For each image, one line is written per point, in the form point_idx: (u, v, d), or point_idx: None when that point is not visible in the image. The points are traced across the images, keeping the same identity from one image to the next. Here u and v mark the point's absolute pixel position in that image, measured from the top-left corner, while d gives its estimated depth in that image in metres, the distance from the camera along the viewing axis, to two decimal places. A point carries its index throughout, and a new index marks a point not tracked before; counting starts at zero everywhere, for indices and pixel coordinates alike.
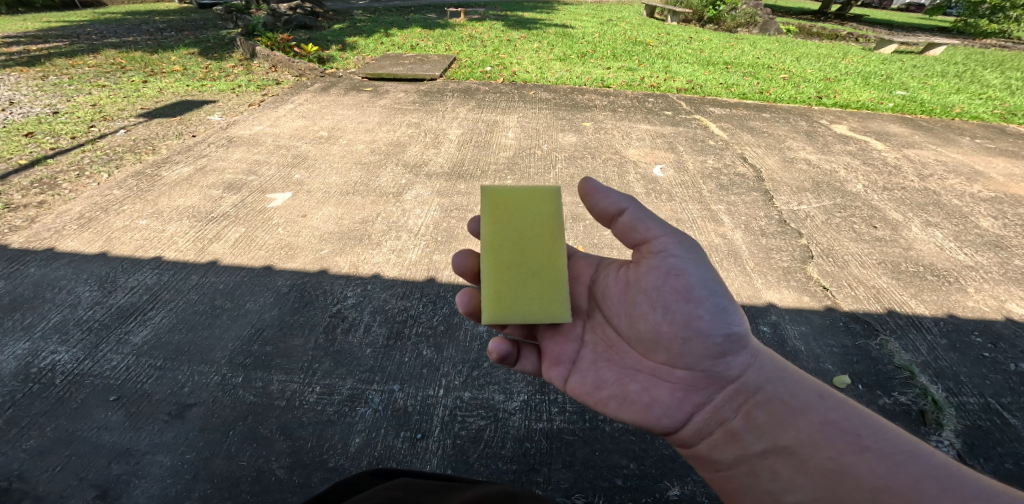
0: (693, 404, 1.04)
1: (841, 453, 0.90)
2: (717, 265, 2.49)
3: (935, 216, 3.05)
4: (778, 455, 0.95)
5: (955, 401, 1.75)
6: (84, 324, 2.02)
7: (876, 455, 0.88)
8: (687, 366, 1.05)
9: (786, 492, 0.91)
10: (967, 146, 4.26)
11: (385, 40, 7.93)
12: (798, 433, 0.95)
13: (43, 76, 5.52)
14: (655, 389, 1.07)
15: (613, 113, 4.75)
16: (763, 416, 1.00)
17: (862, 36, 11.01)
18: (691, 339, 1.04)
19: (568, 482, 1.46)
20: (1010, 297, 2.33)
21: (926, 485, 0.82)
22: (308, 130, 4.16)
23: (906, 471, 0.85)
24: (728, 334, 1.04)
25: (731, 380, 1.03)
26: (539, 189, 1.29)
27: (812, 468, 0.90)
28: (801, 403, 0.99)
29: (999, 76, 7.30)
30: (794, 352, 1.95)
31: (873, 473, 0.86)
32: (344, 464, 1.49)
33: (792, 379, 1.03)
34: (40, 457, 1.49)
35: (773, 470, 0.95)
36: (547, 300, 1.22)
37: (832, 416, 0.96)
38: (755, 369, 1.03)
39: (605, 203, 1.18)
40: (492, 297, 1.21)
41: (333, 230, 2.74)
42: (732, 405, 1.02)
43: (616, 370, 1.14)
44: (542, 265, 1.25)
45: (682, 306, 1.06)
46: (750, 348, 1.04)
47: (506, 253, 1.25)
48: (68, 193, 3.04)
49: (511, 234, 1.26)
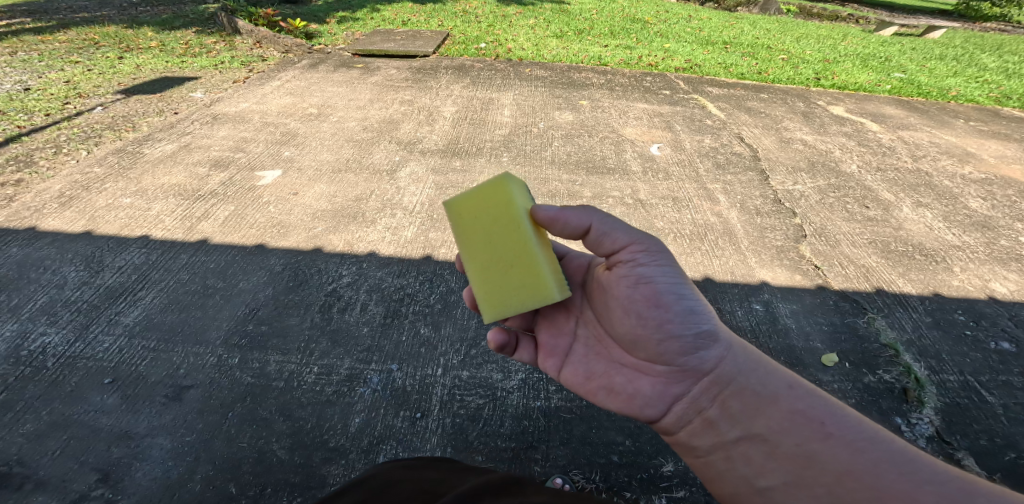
0: (672, 395, 1.06)
1: (808, 440, 0.91)
2: (711, 245, 2.50)
3: (926, 197, 3.08)
4: (751, 442, 0.97)
5: (936, 379, 1.79)
6: (73, 305, 1.97)
7: (840, 442, 0.89)
8: (666, 363, 1.05)
9: (758, 477, 0.95)
10: (961, 129, 4.30)
11: (376, 15, 7.70)
12: (768, 422, 0.97)
13: (12, 52, 5.26)
14: (637, 382, 1.09)
15: (610, 92, 4.69)
16: (737, 406, 1.01)
17: (861, 18, 10.95)
18: (667, 337, 1.04)
19: (566, 458, 1.47)
20: (994, 276, 2.38)
21: (885, 470, 0.83)
22: (297, 108, 4.04)
23: (867, 456, 0.86)
24: (699, 331, 1.03)
25: (706, 373, 1.03)
26: (487, 182, 1.12)
27: (782, 454, 0.92)
28: (771, 393, 1.00)
29: (996, 60, 7.34)
30: (785, 330, 1.99)
31: (836, 458, 0.87)
32: (345, 443, 1.49)
33: (764, 371, 1.03)
34: (39, 441, 1.46)
35: (746, 457, 0.97)
36: (532, 284, 1.10)
37: (800, 405, 0.97)
38: (729, 361, 1.03)
39: (571, 227, 1.09)
40: (485, 294, 1.17)
41: (326, 208, 2.69)
42: (708, 395, 1.03)
43: (605, 363, 1.15)
44: (516, 253, 1.12)
45: (656, 310, 1.05)
46: (722, 342, 1.04)
47: (483, 255, 1.17)
48: (46, 171, 2.94)
49: (481, 233, 1.16)
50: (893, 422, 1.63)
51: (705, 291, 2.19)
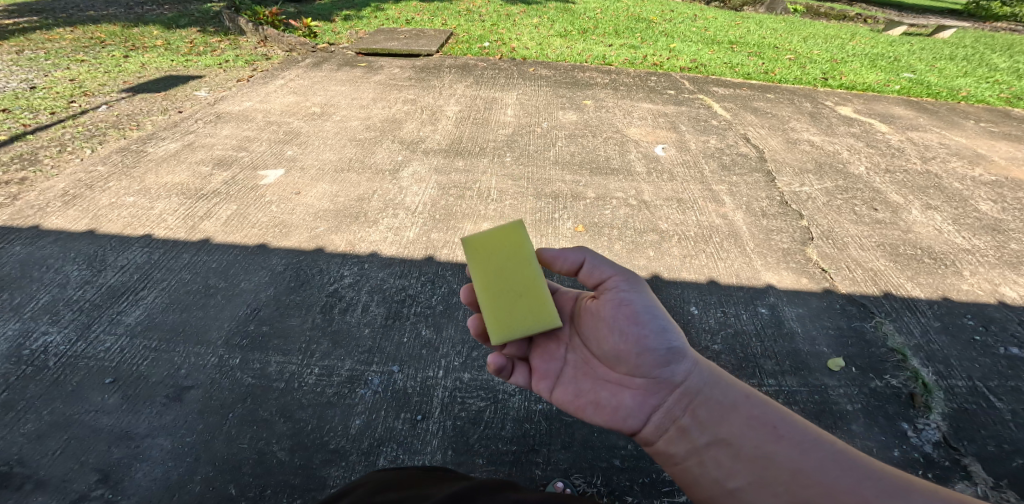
0: (648, 407, 1.08)
1: (766, 442, 0.96)
2: (716, 248, 2.47)
3: (935, 199, 3.04)
4: (718, 447, 1.00)
5: (944, 384, 1.76)
6: (75, 304, 1.97)
7: (792, 443, 0.94)
8: (643, 375, 1.08)
9: (727, 479, 0.95)
10: (971, 130, 4.24)
11: (380, 14, 7.70)
12: (732, 428, 1.01)
13: (18, 50, 5.29)
14: (615, 394, 1.11)
15: (614, 91, 4.66)
16: (704, 414, 1.04)
17: (869, 17, 10.86)
18: (643, 352, 1.09)
19: (567, 462, 1.46)
20: (1005, 280, 2.34)
21: (832, 467, 0.89)
22: (301, 107, 4.04)
23: (814, 454, 0.92)
24: (670, 346, 1.09)
25: (677, 385, 1.07)
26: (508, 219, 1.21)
27: (746, 456, 0.96)
28: (732, 402, 1.05)
29: (1006, 60, 7.26)
30: (791, 334, 1.96)
31: (792, 458, 0.92)
32: (345, 445, 1.48)
33: (724, 382, 1.09)
34: (40, 441, 1.45)
35: (716, 461, 0.99)
36: (540, 311, 1.18)
37: (757, 412, 1.02)
38: (696, 375, 1.08)
39: (568, 263, 1.22)
40: (491, 317, 1.18)
41: (328, 208, 2.68)
42: (679, 405, 1.06)
43: (588, 379, 1.15)
44: (527, 282, 1.20)
45: (635, 326, 1.11)
46: (691, 358, 1.10)
47: (493, 275, 1.20)
48: (50, 169, 2.94)
49: (493, 261, 1.21)
50: (900, 427, 1.60)
51: (710, 294, 2.16)
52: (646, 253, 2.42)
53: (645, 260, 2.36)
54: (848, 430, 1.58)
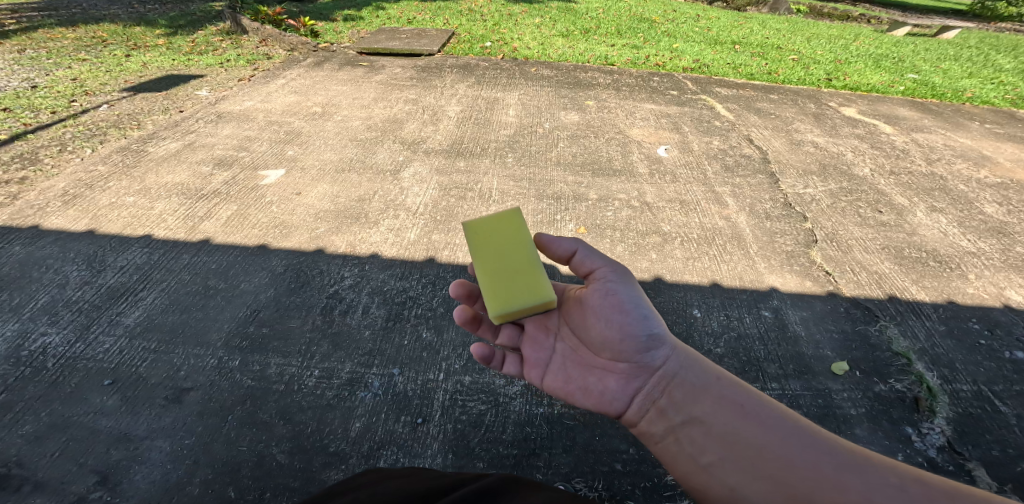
0: (632, 390, 1.20)
1: (734, 421, 1.09)
2: (719, 250, 2.46)
3: (940, 201, 3.02)
4: (693, 425, 1.13)
5: (949, 388, 1.75)
6: (74, 305, 1.96)
7: (756, 422, 1.07)
8: (627, 361, 1.21)
9: (700, 455, 1.09)
10: (976, 131, 4.22)
11: (383, 13, 7.68)
12: (704, 408, 1.14)
13: (20, 49, 5.29)
14: (605, 381, 1.22)
15: (617, 92, 4.64)
16: (680, 395, 1.17)
17: (873, 18, 10.81)
18: (628, 339, 1.21)
19: (568, 466, 1.44)
20: (1010, 284, 2.32)
21: (790, 442, 1.02)
22: (302, 106, 4.03)
23: (776, 431, 1.05)
24: (651, 334, 1.21)
25: (656, 369, 1.20)
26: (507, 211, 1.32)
27: (717, 435, 1.09)
28: (705, 385, 1.18)
29: (1011, 61, 7.22)
30: (794, 337, 1.95)
31: (757, 436, 1.05)
32: (345, 448, 1.47)
33: (697, 366, 1.21)
34: (38, 442, 1.45)
35: (691, 438, 1.12)
36: (536, 288, 1.26)
37: (724, 394, 1.15)
38: (672, 360, 1.21)
39: (561, 250, 1.32)
40: (490, 294, 1.25)
41: (329, 208, 2.67)
42: (658, 387, 1.19)
43: (580, 366, 1.27)
44: (522, 263, 1.28)
45: (620, 315, 1.22)
46: (668, 345, 1.22)
47: (490, 256, 1.28)
48: (51, 169, 2.93)
49: (492, 247, 1.30)
50: (904, 431, 1.58)
51: (713, 296, 2.15)
52: (649, 255, 2.40)
53: (647, 263, 2.35)
54: (852, 435, 1.57)
